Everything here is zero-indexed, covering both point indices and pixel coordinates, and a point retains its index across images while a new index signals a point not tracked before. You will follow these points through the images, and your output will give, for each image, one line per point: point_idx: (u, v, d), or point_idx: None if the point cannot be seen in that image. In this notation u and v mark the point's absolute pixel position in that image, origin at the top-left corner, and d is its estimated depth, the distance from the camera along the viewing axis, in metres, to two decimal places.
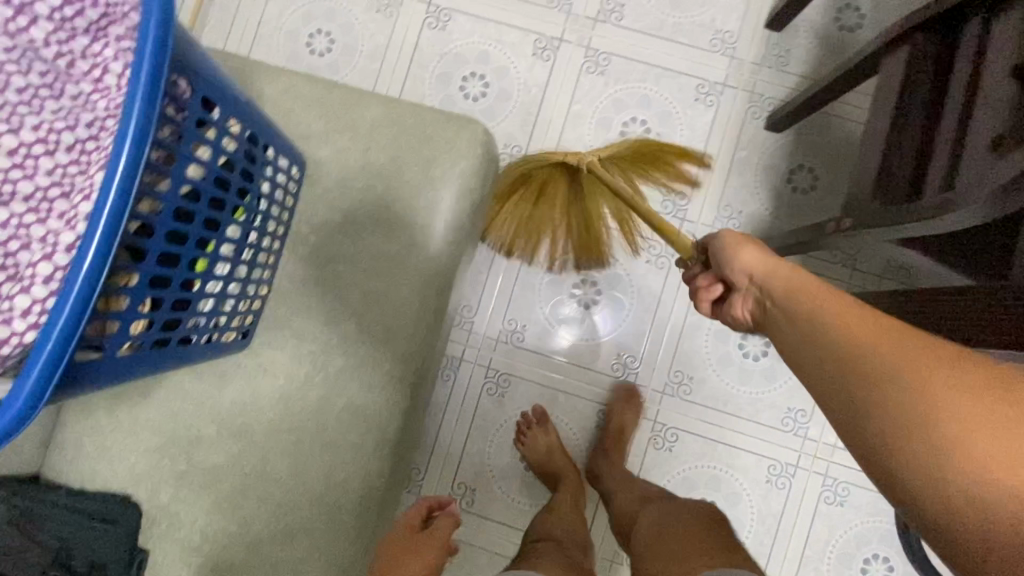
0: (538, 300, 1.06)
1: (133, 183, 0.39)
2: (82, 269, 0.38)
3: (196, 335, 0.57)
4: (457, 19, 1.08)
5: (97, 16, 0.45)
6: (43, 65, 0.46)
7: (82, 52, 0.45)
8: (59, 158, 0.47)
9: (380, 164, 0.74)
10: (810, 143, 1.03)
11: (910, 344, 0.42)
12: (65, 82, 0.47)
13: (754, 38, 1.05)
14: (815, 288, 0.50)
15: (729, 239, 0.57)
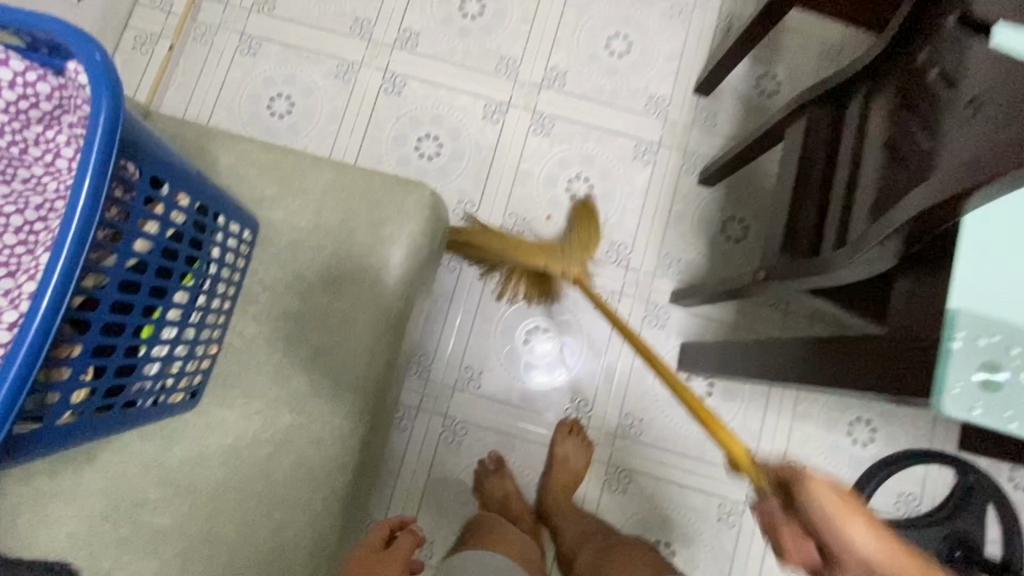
0: (493, 346, 1.09)
1: (77, 262, 0.42)
2: (23, 345, 0.40)
3: (141, 399, 0.58)
4: (412, 85, 1.16)
5: (51, 107, 0.46)
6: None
7: (36, 139, 0.47)
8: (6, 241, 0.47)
9: (331, 225, 0.77)
10: (741, 195, 1.12)
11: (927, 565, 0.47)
12: (16, 167, 0.48)
13: (684, 102, 1.15)
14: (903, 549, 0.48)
15: (832, 504, 0.48)
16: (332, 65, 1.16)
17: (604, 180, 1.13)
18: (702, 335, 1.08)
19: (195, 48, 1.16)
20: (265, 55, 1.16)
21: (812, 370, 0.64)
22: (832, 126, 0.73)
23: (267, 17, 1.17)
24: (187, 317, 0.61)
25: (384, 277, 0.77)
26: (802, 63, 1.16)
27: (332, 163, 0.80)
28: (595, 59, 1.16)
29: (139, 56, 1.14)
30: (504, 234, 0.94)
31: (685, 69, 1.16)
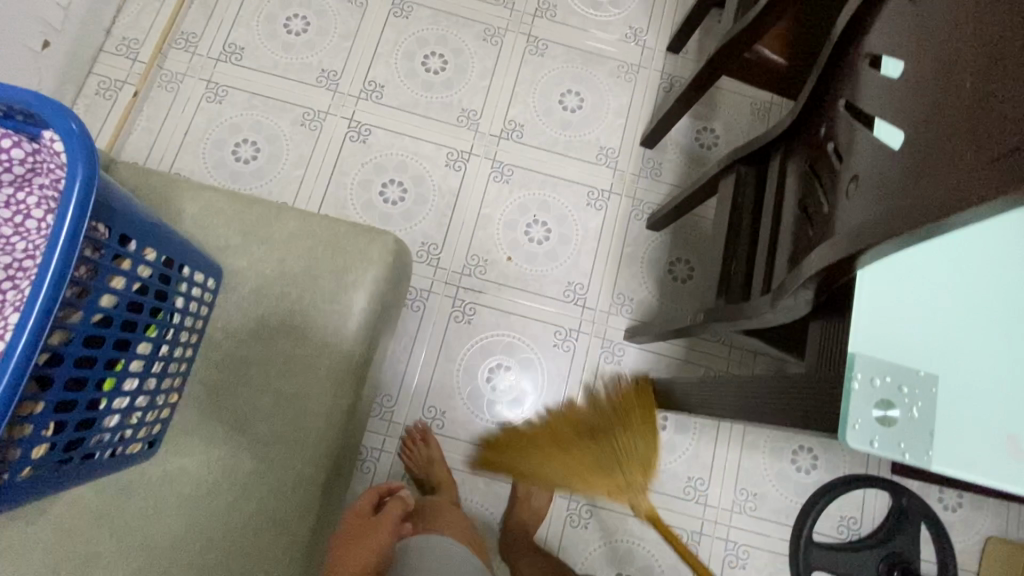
0: (456, 386, 1.12)
1: (46, 321, 0.44)
2: None
3: (100, 452, 0.58)
4: (376, 134, 1.21)
5: (23, 171, 0.49)
6: None
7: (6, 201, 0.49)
8: None
9: (295, 272, 0.80)
10: (686, 240, 1.20)
11: None
12: None
13: (633, 153, 1.24)
14: None
15: None
16: (298, 114, 1.20)
17: (560, 224, 1.20)
18: (655, 372, 1.14)
19: (160, 94, 1.18)
20: (231, 102, 1.19)
21: (752, 407, 0.69)
22: (756, 184, 0.82)
23: (234, 66, 1.21)
24: (149, 368, 0.62)
25: (347, 323, 0.80)
26: (736, 119, 1.27)
27: (297, 213, 0.82)
28: (550, 113, 1.25)
29: (102, 101, 1.15)
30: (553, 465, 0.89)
31: (633, 123, 1.26)
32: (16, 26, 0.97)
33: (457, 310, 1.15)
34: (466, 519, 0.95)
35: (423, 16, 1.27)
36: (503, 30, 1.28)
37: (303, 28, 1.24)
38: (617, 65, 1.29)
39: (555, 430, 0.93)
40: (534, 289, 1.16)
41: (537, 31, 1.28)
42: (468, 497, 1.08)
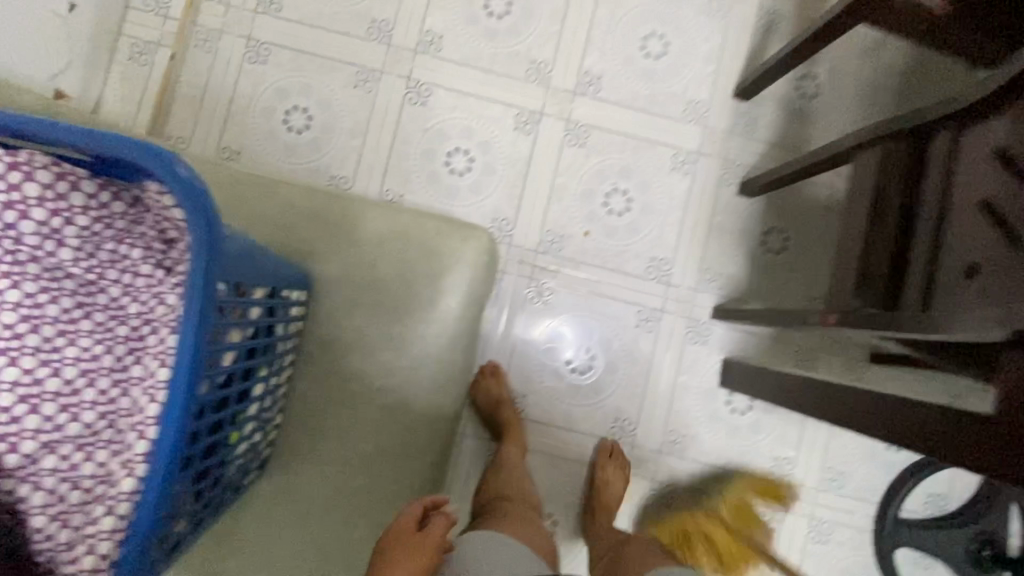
0: (535, 370, 1.07)
1: (191, 396, 0.42)
2: (155, 481, 0.42)
3: (239, 478, 0.60)
4: (437, 94, 1.08)
5: (122, 226, 0.47)
6: (72, 282, 0.47)
7: (109, 259, 0.47)
8: (104, 371, 0.48)
9: (387, 278, 0.74)
10: (782, 207, 1.09)
11: None
12: (94, 291, 0.48)
13: (724, 108, 1.10)
14: None
15: None
16: (350, 74, 1.07)
17: (642, 192, 1.09)
18: (743, 352, 1.08)
19: (197, 57, 1.06)
20: (276, 62, 1.07)
21: (904, 427, 0.63)
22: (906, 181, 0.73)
23: (274, 19, 1.07)
24: (271, 395, 0.62)
25: (445, 330, 0.75)
26: (845, 62, 1.11)
27: (381, 212, 0.75)
28: (630, 62, 1.10)
29: (137, 68, 1.04)
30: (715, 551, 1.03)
31: (724, 72, 1.11)
32: None
33: (533, 290, 1.08)
34: (535, 521, 0.83)
35: None
36: None
37: None
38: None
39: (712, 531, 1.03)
40: (615, 266, 1.08)
41: None
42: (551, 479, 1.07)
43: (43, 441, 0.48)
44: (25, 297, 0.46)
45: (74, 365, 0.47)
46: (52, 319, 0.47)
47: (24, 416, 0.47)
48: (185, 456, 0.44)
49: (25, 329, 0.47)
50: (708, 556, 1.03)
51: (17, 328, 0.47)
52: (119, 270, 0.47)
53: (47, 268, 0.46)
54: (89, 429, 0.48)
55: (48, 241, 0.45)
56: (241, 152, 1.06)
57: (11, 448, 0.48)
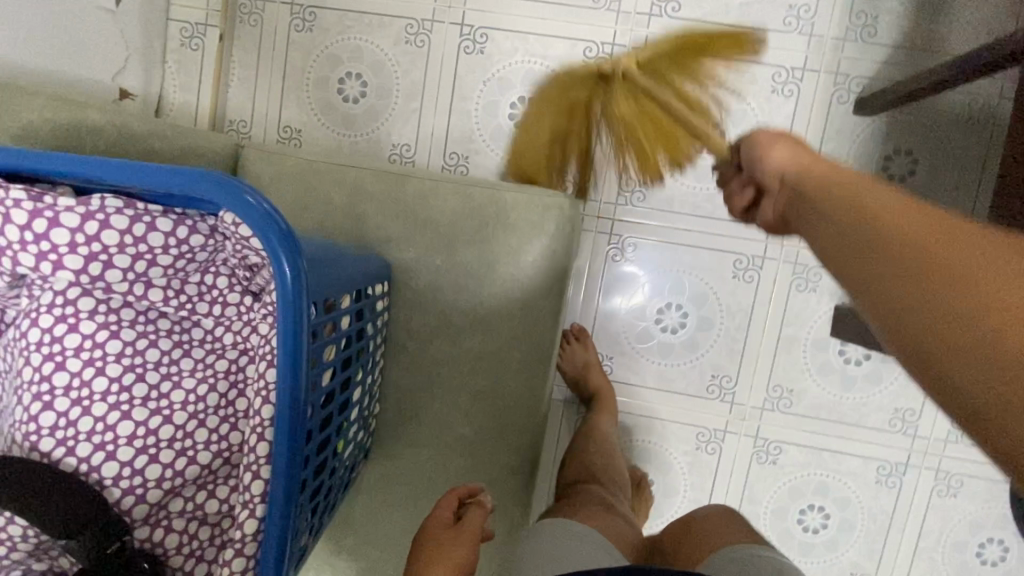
0: (621, 331, 1.01)
1: (299, 408, 0.44)
2: (279, 489, 0.45)
3: (353, 468, 0.64)
4: (495, 38, 0.98)
5: (203, 257, 0.52)
6: (167, 321, 0.53)
7: (199, 293, 0.53)
8: (209, 401, 0.54)
9: (468, 259, 0.70)
10: (909, 124, 0.93)
11: (915, 218, 0.38)
12: (187, 329, 0.54)
13: (834, 9, 0.92)
14: (903, 213, 0.39)
15: (766, 136, 0.69)
16: (400, 28, 0.99)
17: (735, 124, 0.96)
18: None
19: (244, 33, 1.01)
20: (323, 27, 1.00)
21: None
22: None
23: None
24: (370, 388, 0.64)
25: (533, 308, 0.71)
26: None
27: (454, 188, 0.70)
28: None
29: (190, 53, 1.01)
30: (651, 119, 0.88)
31: None
32: None
33: (614, 248, 1.00)
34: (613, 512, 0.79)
35: None
36: None
37: None
38: None
39: (624, 119, 0.88)
40: (705, 212, 0.98)
41: None
42: (647, 440, 1.03)
43: (165, 487, 0.54)
44: (129, 349, 0.52)
45: (183, 409, 0.53)
46: (156, 364, 0.53)
47: (143, 468, 0.53)
48: (302, 478, 0.47)
49: (132, 379, 0.52)
50: (629, 111, 0.88)
51: (126, 382, 0.52)
52: (209, 302, 0.53)
53: (145, 312, 0.53)
54: (205, 467, 0.54)
55: (137, 285, 0.51)
56: (301, 129, 1.03)
57: (138, 499, 0.53)
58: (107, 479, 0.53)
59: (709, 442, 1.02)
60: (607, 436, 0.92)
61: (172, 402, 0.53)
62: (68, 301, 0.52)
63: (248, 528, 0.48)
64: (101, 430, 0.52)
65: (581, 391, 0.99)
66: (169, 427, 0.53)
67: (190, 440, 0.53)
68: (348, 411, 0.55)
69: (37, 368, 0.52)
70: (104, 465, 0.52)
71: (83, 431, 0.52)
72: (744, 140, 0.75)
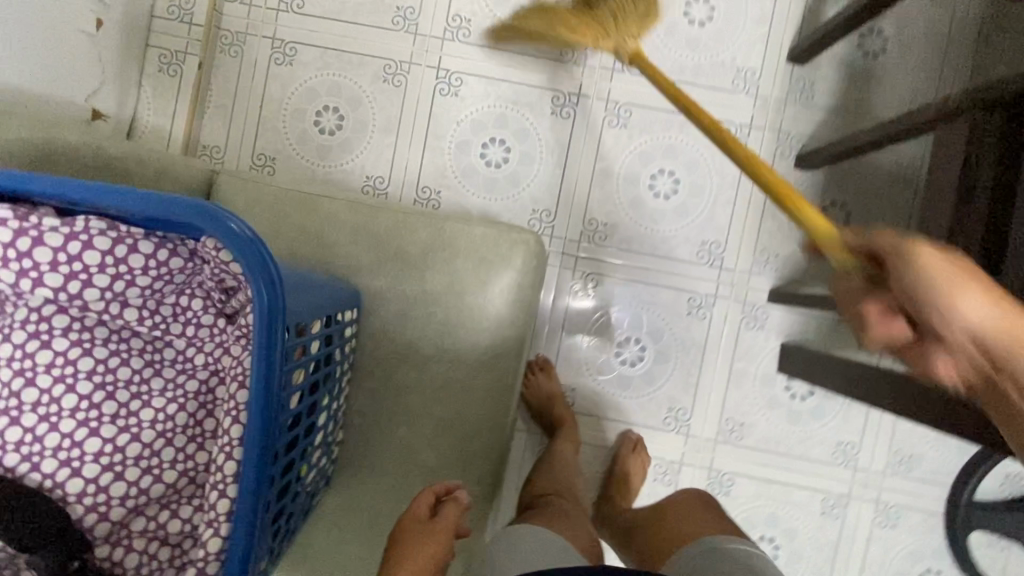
0: (583, 363, 1.05)
1: (270, 426, 0.45)
2: (247, 506, 0.46)
3: (314, 491, 0.64)
4: (469, 82, 1.03)
5: (181, 280, 0.54)
6: (140, 340, 0.55)
7: (174, 313, 0.54)
8: (179, 421, 0.54)
9: (438, 289, 0.73)
10: (842, 180, 1.02)
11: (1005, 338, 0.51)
12: (160, 348, 0.55)
13: (777, 74, 1.02)
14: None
15: (928, 257, 0.53)
16: (378, 67, 1.04)
17: (690, 172, 1.03)
18: (802, 335, 1.03)
19: (224, 62, 1.04)
20: (304, 62, 1.04)
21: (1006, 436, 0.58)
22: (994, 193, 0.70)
23: (297, 16, 1.04)
24: (335, 410, 0.65)
25: (499, 337, 0.73)
26: None
27: (426, 221, 0.73)
28: (672, 32, 1.02)
29: (167, 78, 1.03)
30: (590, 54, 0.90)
31: (777, 33, 1.02)
32: (62, 14, 0.84)
33: (577, 283, 1.04)
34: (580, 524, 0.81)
35: None
36: None
37: None
38: None
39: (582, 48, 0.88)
40: (662, 252, 1.04)
41: None
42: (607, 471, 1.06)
43: (129, 506, 0.54)
44: (101, 366, 0.54)
45: (151, 427, 0.54)
46: (126, 382, 0.54)
47: (107, 485, 0.53)
48: (266, 498, 0.47)
49: (101, 396, 0.54)
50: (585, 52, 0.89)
51: (98, 399, 0.54)
52: (182, 323, 0.54)
53: (119, 331, 0.54)
54: (169, 487, 0.55)
55: (113, 305, 0.53)
56: (275, 158, 1.05)
57: (101, 519, 0.54)
58: (70, 496, 0.53)
59: (665, 474, 1.05)
60: (570, 459, 0.95)
61: (141, 421, 0.54)
62: (42, 318, 0.53)
63: (208, 549, 0.48)
64: (67, 446, 0.53)
65: (545, 418, 1.01)
66: (137, 446, 0.54)
67: (158, 459, 0.54)
68: (315, 431, 0.56)
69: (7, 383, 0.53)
70: (69, 481, 0.53)
71: (50, 447, 0.53)
72: (881, 245, 0.56)
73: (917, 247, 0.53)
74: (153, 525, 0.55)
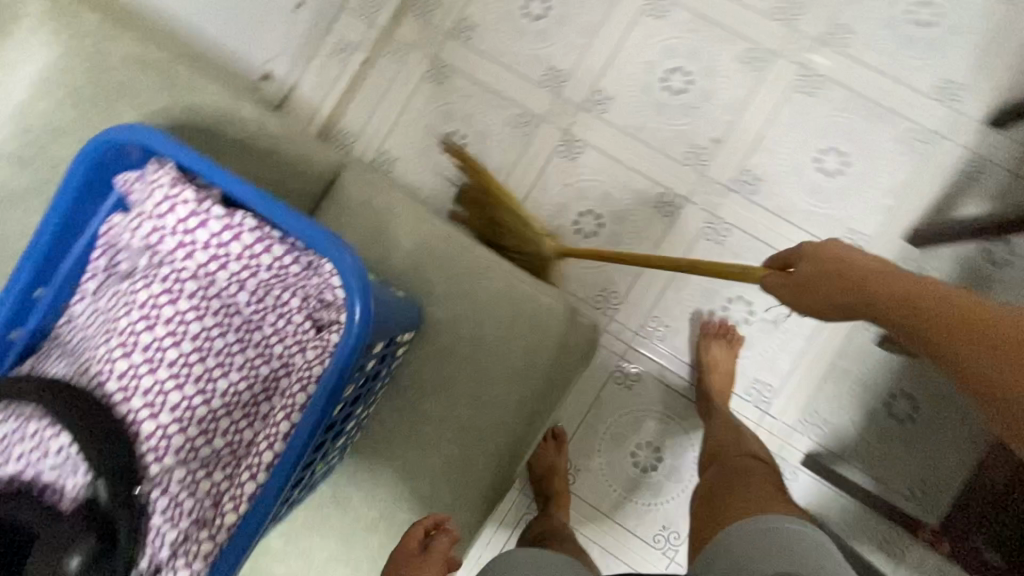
0: (597, 449, 1.05)
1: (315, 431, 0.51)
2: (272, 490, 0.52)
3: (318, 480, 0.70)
4: (589, 153, 1.09)
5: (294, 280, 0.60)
6: (241, 317, 0.60)
7: (277, 304, 0.60)
8: (246, 396, 0.60)
9: (491, 339, 0.77)
10: (918, 375, 0.99)
11: (899, 279, 0.61)
12: (253, 329, 0.61)
13: (888, 248, 1.00)
14: (895, 285, 0.61)
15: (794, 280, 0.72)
16: (513, 114, 1.11)
17: (767, 310, 1.02)
18: (824, 511, 0.99)
19: (385, 66, 1.15)
20: (452, 87, 1.13)
21: None
22: None
23: (461, 46, 1.13)
24: (363, 416, 0.70)
25: (529, 403, 0.76)
26: None
27: (506, 274, 0.78)
28: (798, 172, 1.03)
29: (335, 64, 1.15)
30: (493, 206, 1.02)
31: (903, 207, 1.00)
32: None
33: (620, 372, 1.05)
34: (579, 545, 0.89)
35: (682, 17, 1.07)
36: (773, 54, 1.05)
37: (543, 12, 1.12)
38: (909, 126, 1.01)
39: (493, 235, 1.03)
40: None
41: (816, 65, 1.04)
42: None
43: (180, 459, 0.58)
44: (204, 331, 0.59)
45: (223, 396, 0.59)
46: (217, 350, 0.59)
47: (171, 434, 0.57)
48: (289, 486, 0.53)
49: (196, 357, 0.59)
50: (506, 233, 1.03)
51: (193, 359, 0.59)
52: (277, 313, 0.61)
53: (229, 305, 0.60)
54: (216, 451, 0.59)
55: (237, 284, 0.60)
56: (395, 160, 1.14)
57: (155, 461, 0.57)
58: (142, 435, 0.57)
59: None
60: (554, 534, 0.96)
61: (218, 387, 0.59)
62: (179, 279, 0.59)
63: (239, 503, 0.57)
64: (153, 393, 0.58)
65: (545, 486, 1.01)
66: (207, 408, 0.59)
67: (217, 423, 0.59)
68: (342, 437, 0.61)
69: (129, 322, 0.59)
70: (145, 422, 0.57)
71: (144, 387, 0.58)
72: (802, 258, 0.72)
73: (802, 275, 0.70)
74: (188, 480, 0.58)
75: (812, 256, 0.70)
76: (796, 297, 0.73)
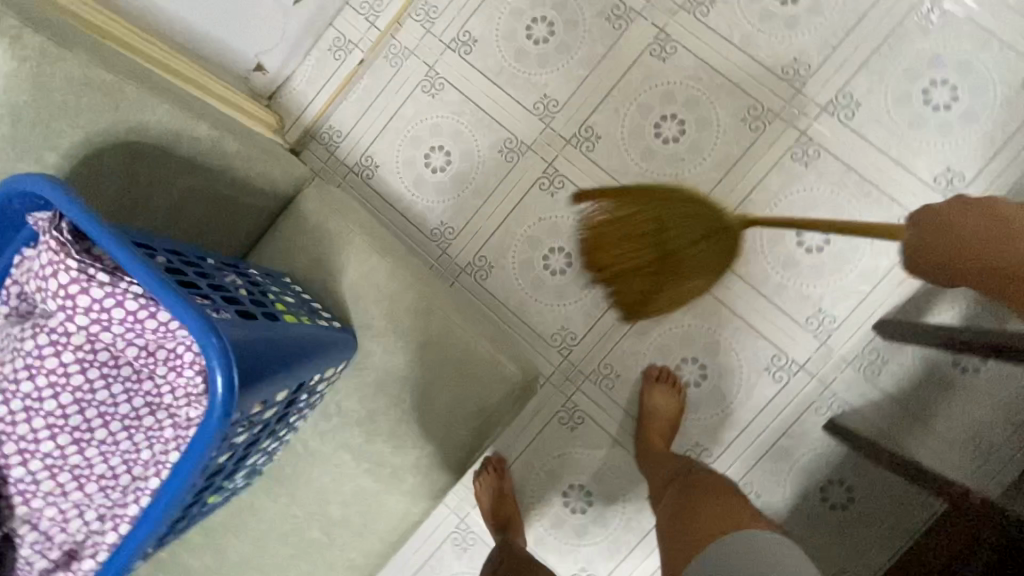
0: (530, 483, 1.07)
1: (172, 501, 0.48)
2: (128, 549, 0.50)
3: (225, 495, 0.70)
4: (569, 190, 1.07)
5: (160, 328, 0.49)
6: (116, 360, 0.52)
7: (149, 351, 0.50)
8: (115, 447, 0.52)
9: (419, 380, 0.77)
10: (857, 466, 0.98)
11: (985, 228, 0.70)
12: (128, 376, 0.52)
13: (854, 334, 0.98)
14: (995, 229, 0.70)
15: (913, 237, 0.73)
16: (500, 137, 1.10)
17: (720, 376, 1.02)
18: None
19: (382, 68, 1.13)
20: (444, 100, 1.12)
21: None
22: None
23: (459, 60, 1.11)
24: (275, 442, 0.70)
25: (446, 449, 0.77)
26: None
27: (445, 317, 0.78)
28: (778, 242, 1.00)
29: (331, 61, 1.14)
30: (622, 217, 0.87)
31: (878, 298, 0.97)
32: None
33: (565, 413, 1.06)
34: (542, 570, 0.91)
35: (686, 63, 1.03)
36: (773, 115, 1.01)
37: (546, 35, 1.08)
38: (899, 214, 0.97)
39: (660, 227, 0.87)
40: None
41: (815, 134, 1.00)
42: None
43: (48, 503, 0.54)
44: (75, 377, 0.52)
45: (96, 446, 0.52)
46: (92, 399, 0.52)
47: (40, 480, 0.53)
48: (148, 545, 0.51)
49: (70, 402, 0.52)
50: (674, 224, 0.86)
51: (49, 431, 0.52)
52: (144, 401, 0.52)
53: (103, 346, 0.51)
54: (86, 499, 0.53)
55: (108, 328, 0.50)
56: (378, 166, 1.14)
57: (24, 501, 0.54)
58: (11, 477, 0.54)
59: None
60: None
61: (88, 436, 0.52)
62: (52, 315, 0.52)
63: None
64: (9, 451, 0.53)
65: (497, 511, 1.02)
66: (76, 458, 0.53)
67: (85, 470, 0.53)
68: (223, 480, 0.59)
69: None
70: (15, 466, 0.54)
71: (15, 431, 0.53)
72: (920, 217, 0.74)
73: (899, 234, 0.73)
74: (59, 518, 0.54)
75: (923, 223, 0.73)
76: (922, 263, 0.73)
